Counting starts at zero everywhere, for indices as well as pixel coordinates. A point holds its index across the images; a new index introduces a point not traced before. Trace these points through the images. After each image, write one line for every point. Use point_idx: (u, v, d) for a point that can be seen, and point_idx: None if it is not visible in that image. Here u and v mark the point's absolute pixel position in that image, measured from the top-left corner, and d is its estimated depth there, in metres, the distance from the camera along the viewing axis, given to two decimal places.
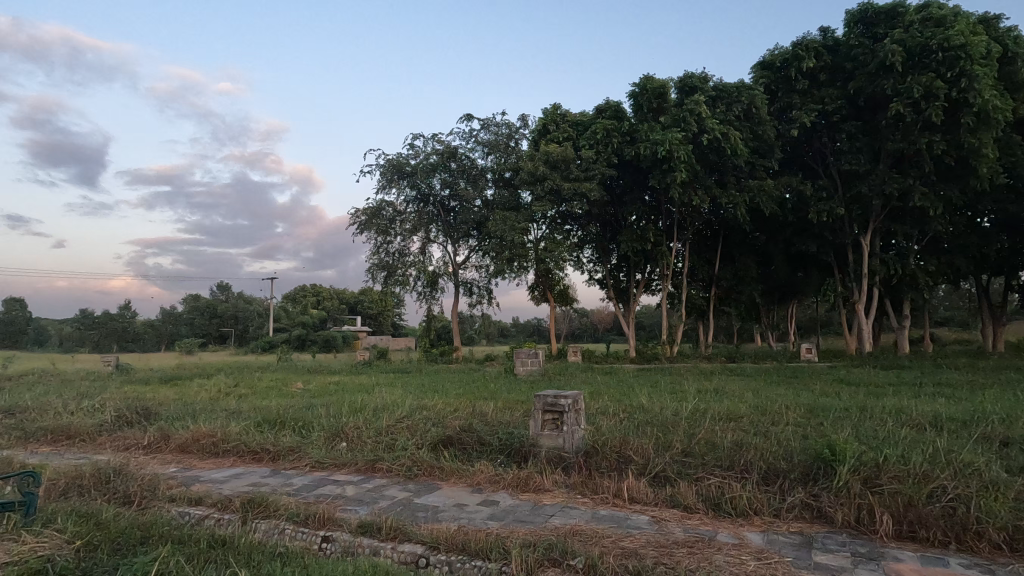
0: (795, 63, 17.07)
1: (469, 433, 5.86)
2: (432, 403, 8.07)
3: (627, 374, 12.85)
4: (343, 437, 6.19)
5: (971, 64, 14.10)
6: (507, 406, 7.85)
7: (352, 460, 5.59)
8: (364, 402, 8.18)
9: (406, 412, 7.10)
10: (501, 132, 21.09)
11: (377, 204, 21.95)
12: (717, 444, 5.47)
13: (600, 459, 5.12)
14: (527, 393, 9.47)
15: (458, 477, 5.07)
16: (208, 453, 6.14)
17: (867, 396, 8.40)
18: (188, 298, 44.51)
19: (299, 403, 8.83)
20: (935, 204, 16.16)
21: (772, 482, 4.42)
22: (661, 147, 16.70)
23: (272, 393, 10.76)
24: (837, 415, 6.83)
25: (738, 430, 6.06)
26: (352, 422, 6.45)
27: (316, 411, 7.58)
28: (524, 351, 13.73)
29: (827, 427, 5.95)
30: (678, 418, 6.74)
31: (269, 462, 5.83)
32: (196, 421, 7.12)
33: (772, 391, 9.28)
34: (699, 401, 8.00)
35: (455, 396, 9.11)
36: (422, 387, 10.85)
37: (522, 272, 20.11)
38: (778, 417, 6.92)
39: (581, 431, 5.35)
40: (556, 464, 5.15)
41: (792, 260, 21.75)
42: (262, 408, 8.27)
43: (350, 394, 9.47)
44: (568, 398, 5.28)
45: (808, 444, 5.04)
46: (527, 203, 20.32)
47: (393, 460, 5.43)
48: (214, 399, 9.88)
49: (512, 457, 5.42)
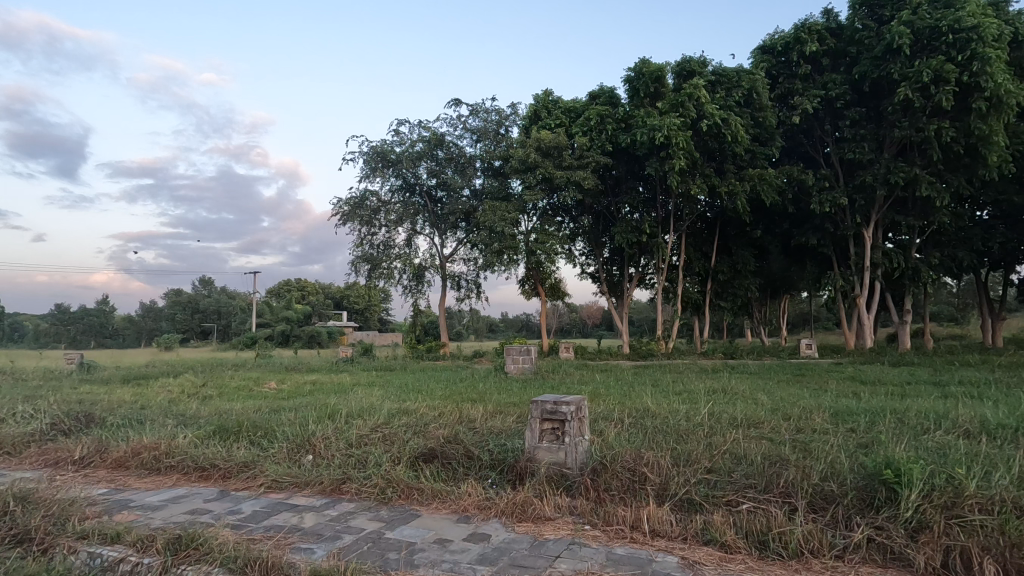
0: (796, 47, 16.40)
1: (455, 445, 5.04)
2: (415, 408, 7.20)
3: (625, 374, 12.00)
4: (310, 450, 5.34)
5: (983, 46, 13.48)
6: (498, 412, 6.98)
7: (316, 477, 4.72)
8: (337, 406, 7.27)
9: (384, 419, 6.23)
10: (490, 118, 20.18)
11: (360, 193, 20.95)
12: (744, 460, 4.73)
13: (608, 478, 4.33)
14: (519, 395, 8.68)
15: (441, 501, 4.23)
16: (147, 470, 5.24)
17: (891, 398, 7.69)
18: (169, 293, 43.26)
19: (267, 407, 7.91)
20: (942, 195, 15.55)
21: (823, 511, 3.67)
22: (659, 132, 15.86)
23: (241, 395, 9.83)
24: (869, 420, 6.08)
25: (764, 442, 5.31)
26: (320, 432, 5.59)
27: (281, 418, 6.67)
28: (514, 348, 12.97)
29: (868, 437, 5.18)
30: (691, 424, 5.95)
31: (217, 481, 4.93)
32: (139, 429, 6.20)
33: (786, 392, 8.54)
34: (711, 404, 7.23)
35: (442, 399, 8.24)
36: (406, 387, 9.98)
37: (513, 264, 19.11)
38: (804, 424, 6.16)
39: (584, 443, 4.57)
40: (557, 484, 4.36)
41: (790, 253, 21.14)
42: (222, 415, 7.35)
43: (325, 396, 8.58)
44: (571, 405, 4.47)
45: (854, 459, 4.33)
46: (518, 192, 19.39)
47: (364, 479, 4.59)
48: (174, 402, 8.96)
49: (506, 474, 4.61)
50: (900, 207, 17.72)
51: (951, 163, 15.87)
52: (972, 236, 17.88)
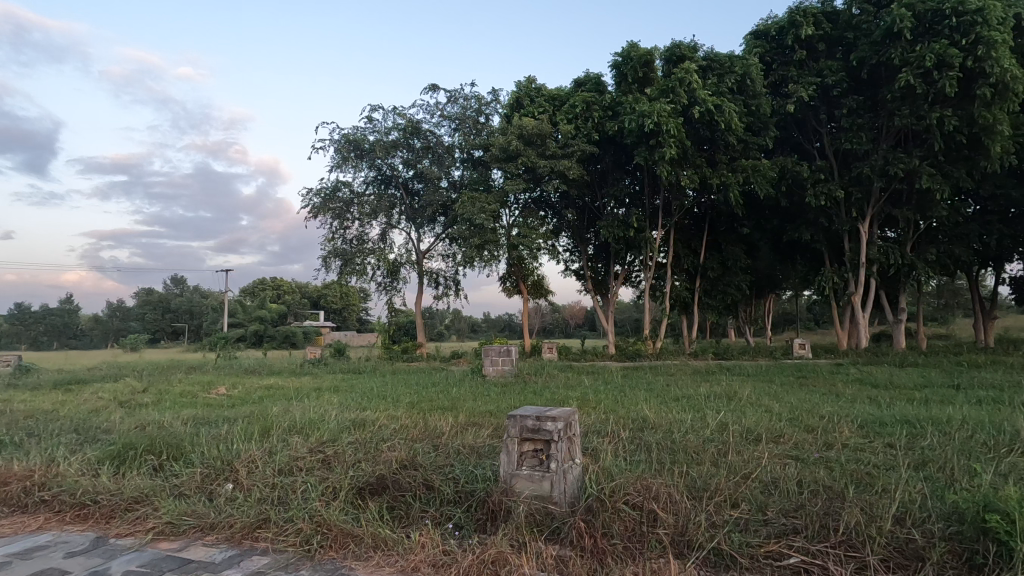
0: (792, 31, 15.55)
1: (410, 473, 3.98)
2: (372, 419, 6.08)
3: (614, 377, 11.00)
4: (229, 477, 4.22)
5: (988, 30, 12.77)
6: (470, 423, 5.90)
7: (226, 519, 3.59)
8: (278, 418, 6.12)
9: (330, 435, 5.11)
10: (470, 105, 19.07)
11: (331, 184, 19.71)
12: (777, 491, 3.77)
13: (609, 519, 3.29)
14: (496, 402, 7.64)
15: (385, 554, 3.15)
16: (12, 507, 4.05)
17: (916, 405, 6.78)
18: (139, 292, 41.28)
19: (199, 419, 6.72)
20: (943, 187, 14.85)
21: (905, 572, 2.73)
22: (648, 119, 14.89)
23: (183, 402, 8.62)
24: (910, 436, 5.14)
25: (793, 463, 4.36)
26: (247, 454, 4.49)
27: (206, 434, 5.50)
28: (494, 349, 11.92)
29: (922, 462, 4.22)
30: (700, 440, 4.95)
31: (96, 523, 3.76)
32: (20, 452, 4.95)
33: (797, 397, 7.61)
34: (719, 413, 6.26)
35: (406, 407, 7.14)
36: (369, 393, 8.85)
37: (493, 261, 18.15)
38: (829, 437, 5.23)
39: (575, 469, 3.57)
40: (541, 527, 3.33)
41: (780, 250, 20.37)
42: (140, 428, 6.16)
43: (271, 405, 7.43)
44: (559, 421, 3.43)
45: (924, 491, 3.42)
46: (499, 183, 18.33)
47: (285, 523, 3.48)
48: (96, 413, 7.70)
49: (475, 512, 3.57)
50: (896, 201, 17.07)
51: (950, 155, 15.21)
52: (969, 231, 17.31)
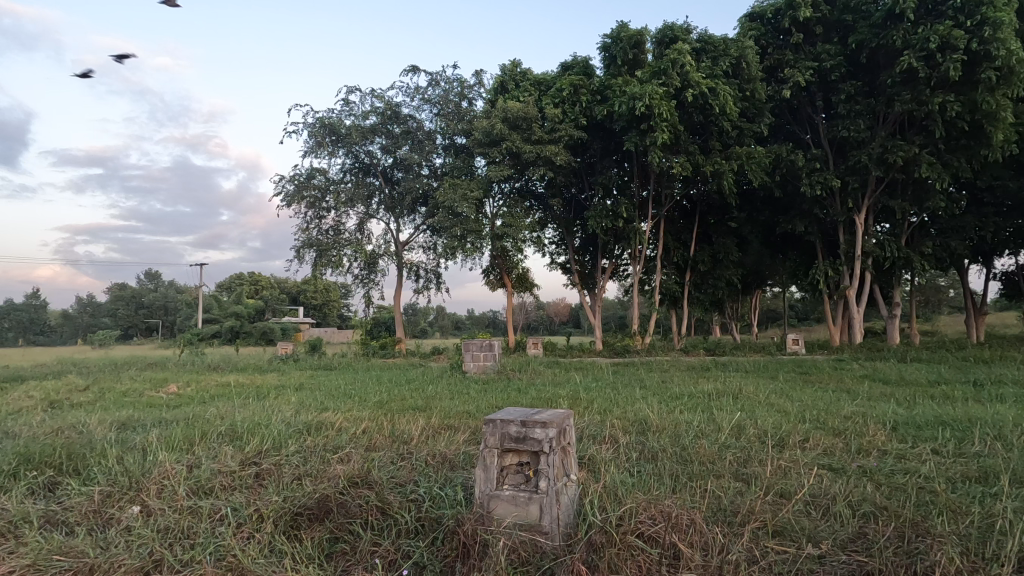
0: (790, 13, 14.84)
1: (360, 493, 3.12)
2: (329, 422, 5.22)
3: (605, 374, 10.23)
4: (134, 500, 3.30)
5: (994, 10, 12.17)
6: (444, 427, 5.05)
7: (107, 558, 2.70)
8: (217, 421, 5.18)
9: (273, 443, 4.24)
10: (452, 87, 18.17)
11: (306, 171, 18.65)
12: (825, 514, 2.99)
13: (619, 561, 2.47)
14: (476, 401, 6.79)
15: None
16: None
17: (944, 404, 6.08)
18: (110, 287, 39.40)
19: (127, 422, 5.73)
20: (943, 177, 14.29)
21: None
22: (639, 101, 14.11)
23: (124, 401, 7.60)
24: (958, 443, 4.38)
25: (831, 475, 3.58)
26: (161, 471, 3.57)
27: (124, 441, 4.55)
28: (476, 343, 11.09)
29: (992, 478, 3.45)
30: (717, 448, 4.15)
31: None
32: None
33: (808, 395, 6.90)
34: (729, 414, 5.48)
35: (373, 408, 6.25)
36: (336, 392, 7.95)
37: (476, 252, 17.22)
38: (863, 444, 4.45)
39: (571, 489, 2.75)
40: (527, 569, 2.50)
41: (772, 243, 19.80)
42: (50, 433, 5.20)
43: (220, 406, 6.49)
44: (551, 430, 2.61)
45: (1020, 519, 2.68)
46: (482, 171, 17.51)
47: (182, 567, 2.62)
48: (11, 415, 6.65)
49: (441, 547, 2.72)
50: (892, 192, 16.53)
51: (950, 143, 14.67)
52: (965, 224, 16.72)
